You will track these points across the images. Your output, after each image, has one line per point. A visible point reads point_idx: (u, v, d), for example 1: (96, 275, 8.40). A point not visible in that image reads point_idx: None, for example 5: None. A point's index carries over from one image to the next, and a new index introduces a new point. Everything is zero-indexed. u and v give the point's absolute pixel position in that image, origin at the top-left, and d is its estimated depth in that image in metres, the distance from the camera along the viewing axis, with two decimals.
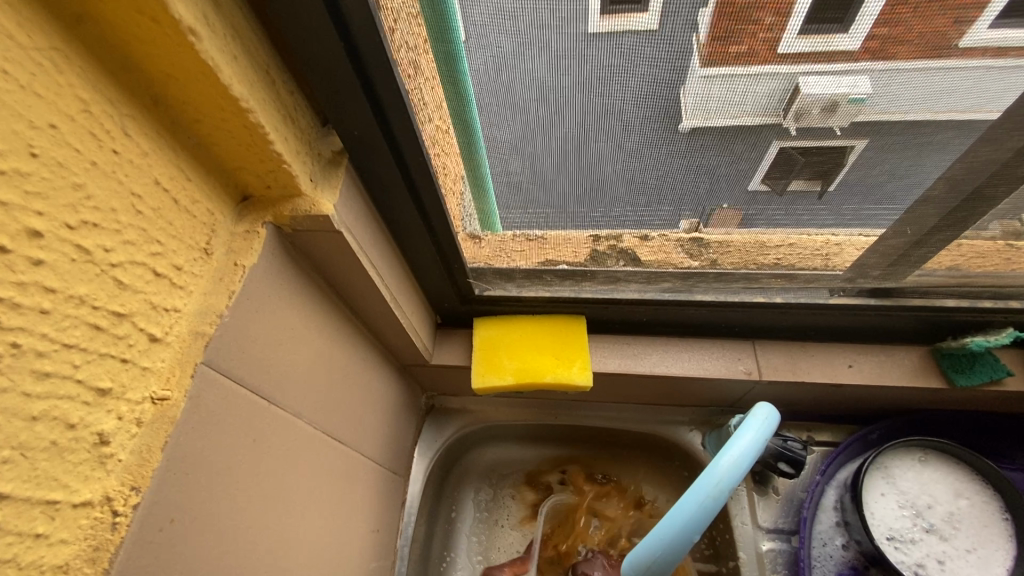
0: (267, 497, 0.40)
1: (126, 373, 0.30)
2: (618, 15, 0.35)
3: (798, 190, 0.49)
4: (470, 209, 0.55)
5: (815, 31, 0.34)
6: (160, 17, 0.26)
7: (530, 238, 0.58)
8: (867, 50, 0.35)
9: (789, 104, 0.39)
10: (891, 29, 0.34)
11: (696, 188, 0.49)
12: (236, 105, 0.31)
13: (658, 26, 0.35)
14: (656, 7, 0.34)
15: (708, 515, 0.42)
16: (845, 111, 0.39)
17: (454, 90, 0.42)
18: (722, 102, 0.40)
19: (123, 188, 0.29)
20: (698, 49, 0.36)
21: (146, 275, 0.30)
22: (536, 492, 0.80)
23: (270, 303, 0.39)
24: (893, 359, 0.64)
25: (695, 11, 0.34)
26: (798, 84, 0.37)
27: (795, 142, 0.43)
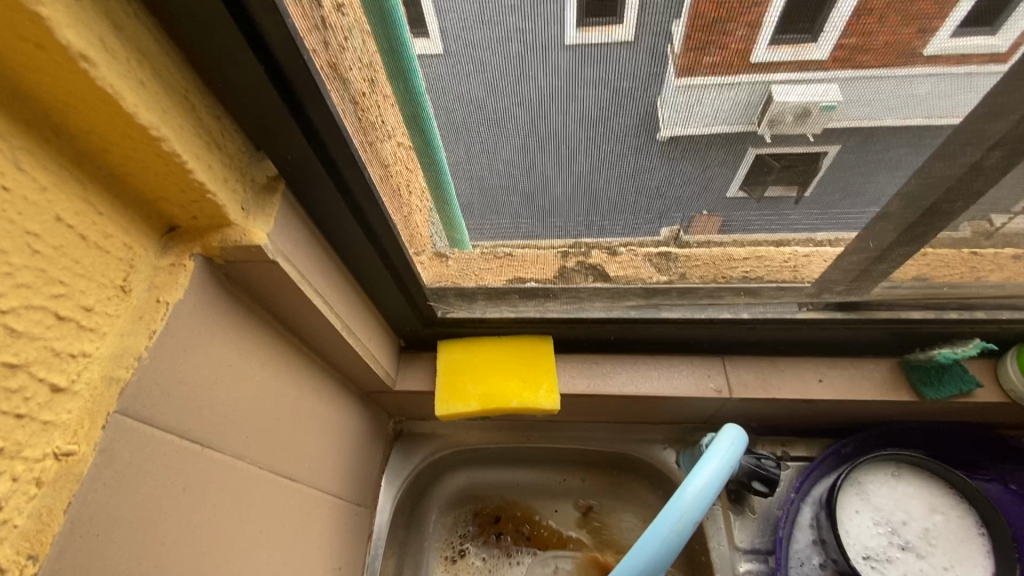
0: (202, 547, 0.37)
1: (22, 430, 0.27)
2: (596, 28, 0.34)
3: (774, 196, 0.48)
4: (438, 229, 0.55)
5: (784, 40, 0.34)
6: (47, 43, 0.24)
7: (499, 254, 0.57)
8: (835, 60, 0.34)
9: (762, 113, 0.38)
10: (858, 39, 0.33)
11: (649, 209, 0.50)
12: (146, 134, 0.29)
13: (634, 37, 0.34)
14: (631, 18, 0.33)
15: (674, 549, 0.40)
16: (817, 118, 0.38)
17: (415, 121, 0.42)
18: (692, 111, 0.38)
19: (15, 228, 0.26)
20: (674, 59, 0.35)
21: (47, 320, 0.28)
22: (517, 515, 0.77)
23: (201, 340, 0.37)
24: (863, 373, 0.63)
25: (668, 23, 0.33)
26: (774, 92, 0.37)
27: (771, 150, 0.42)
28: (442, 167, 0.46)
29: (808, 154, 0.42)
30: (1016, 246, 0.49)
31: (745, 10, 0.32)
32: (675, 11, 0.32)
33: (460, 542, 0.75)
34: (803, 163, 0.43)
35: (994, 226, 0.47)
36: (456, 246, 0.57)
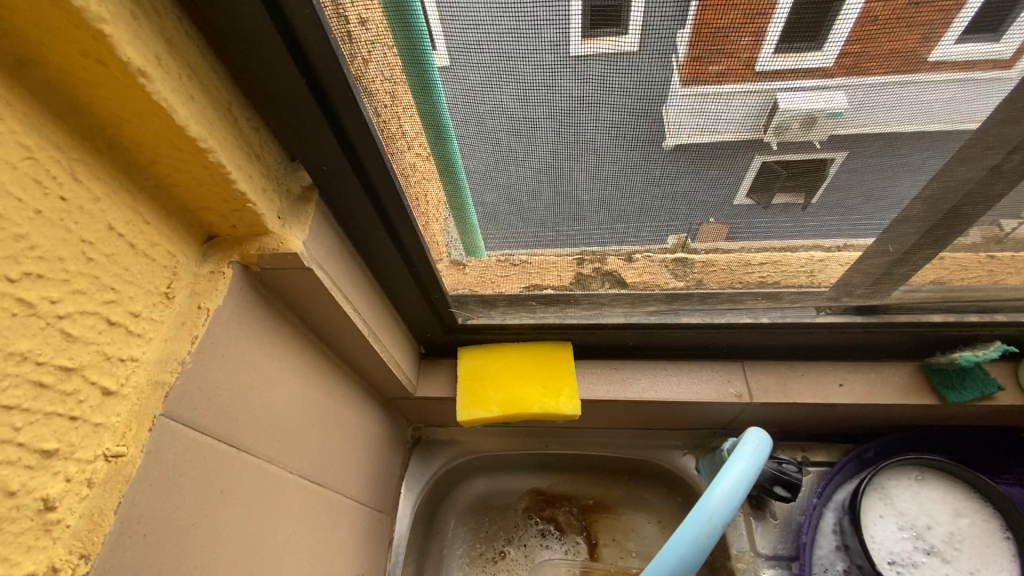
0: (238, 550, 0.38)
1: (76, 431, 0.28)
2: (601, 38, 0.34)
3: (782, 203, 0.48)
4: (455, 239, 0.54)
5: (791, 48, 0.33)
6: (107, 60, 0.25)
7: (513, 261, 0.56)
8: (841, 67, 0.34)
9: (768, 119, 0.38)
10: (864, 47, 0.33)
11: (675, 215, 0.50)
12: (194, 146, 0.30)
13: (637, 47, 0.34)
14: (634, 28, 0.33)
15: (702, 552, 0.40)
16: (823, 125, 0.38)
17: (437, 134, 0.43)
18: (698, 117, 0.39)
19: (72, 235, 0.27)
20: (677, 71, 0.35)
21: (98, 325, 0.29)
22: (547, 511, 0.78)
23: (238, 344, 0.38)
24: (884, 377, 0.63)
25: (670, 38, 0.34)
26: (777, 100, 0.36)
27: (775, 158, 0.42)
28: (461, 173, 0.47)
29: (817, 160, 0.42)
30: None
31: (750, 19, 0.32)
32: (679, 22, 0.33)
33: (494, 542, 0.76)
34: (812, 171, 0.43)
35: (1004, 231, 0.48)
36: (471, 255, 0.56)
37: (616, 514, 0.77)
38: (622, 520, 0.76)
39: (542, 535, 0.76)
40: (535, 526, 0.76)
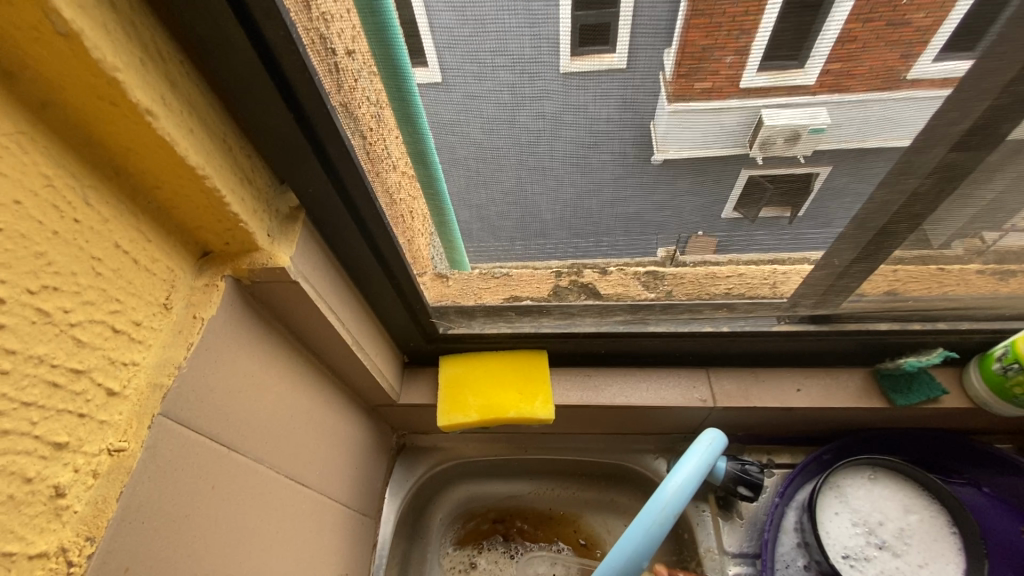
0: (229, 542, 0.41)
1: (83, 427, 0.31)
2: (589, 55, 0.36)
3: (769, 217, 0.50)
4: (438, 251, 0.59)
5: (773, 66, 0.34)
6: (120, 101, 0.29)
7: (496, 276, 0.62)
8: (822, 84, 0.36)
9: (754, 134, 0.40)
10: (844, 65, 0.34)
11: (626, 232, 0.54)
12: (193, 173, 0.33)
13: (626, 65, 0.36)
14: (623, 48, 0.35)
15: (658, 538, 0.44)
16: (807, 140, 0.40)
17: (421, 162, 0.48)
18: (689, 137, 0.40)
19: (84, 253, 0.31)
20: (666, 84, 0.37)
21: (105, 332, 0.32)
22: (526, 514, 0.81)
23: (230, 351, 0.41)
24: (838, 382, 0.67)
25: (658, 53, 0.35)
26: (762, 116, 0.38)
27: (761, 173, 0.44)
28: (444, 195, 0.51)
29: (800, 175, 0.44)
30: (979, 261, 0.54)
31: (735, 38, 0.33)
32: (666, 41, 0.35)
33: (473, 543, 0.79)
34: (797, 185, 0.45)
35: (987, 243, 0.51)
36: (455, 267, 0.61)
37: (593, 516, 0.80)
38: (598, 522, 0.80)
39: (520, 536, 0.79)
40: (514, 528, 0.80)
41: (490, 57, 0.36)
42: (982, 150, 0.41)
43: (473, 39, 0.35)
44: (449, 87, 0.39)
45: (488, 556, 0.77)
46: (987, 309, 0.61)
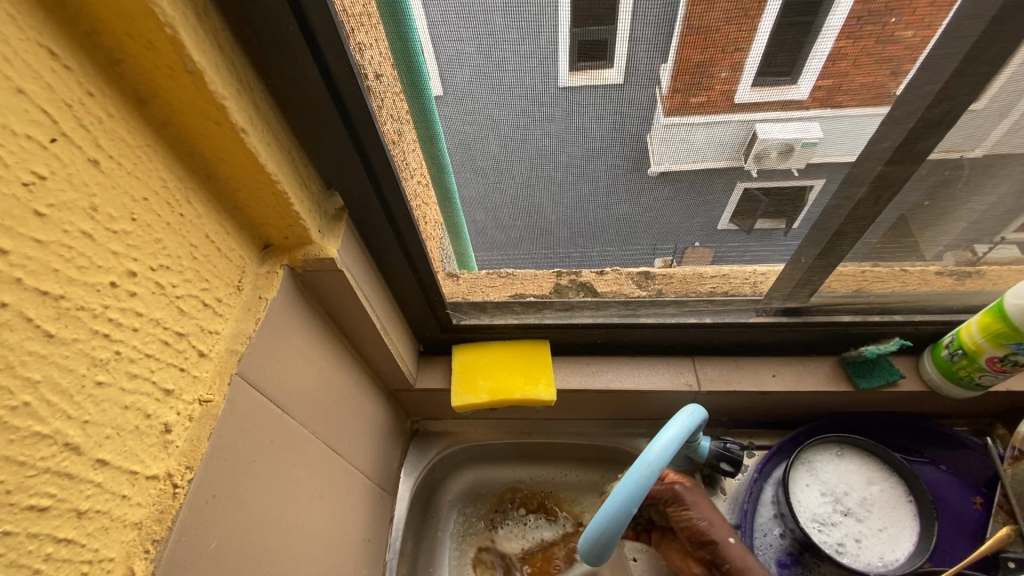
0: (282, 490, 0.49)
1: (183, 379, 0.38)
2: (590, 69, 0.43)
3: (766, 227, 0.59)
4: (449, 251, 0.66)
5: (767, 82, 0.42)
6: (223, 121, 0.37)
7: (501, 275, 0.70)
8: (815, 99, 0.43)
9: (749, 149, 0.48)
10: (834, 79, 0.42)
11: (617, 231, 0.61)
12: (269, 178, 0.42)
13: (622, 80, 0.43)
14: (620, 65, 0.42)
15: (645, 490, 0.51)
16: (801, 153, 0.48)
17: (439, 171, 0.55)
18: (681, 151, 0.49)
19: (186, 240, 0.39)
20: (662, 100, 0.44)
21: (198, 305, 0.40)
22: (527, 494, 0.88)
23: (285, 328, 0.49)
24: (810, 369, 0.75)
25: (656, 69, 0.42)
26: (756, 130, 0.46)
27: (757, 184, 0.52)
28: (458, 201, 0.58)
29: (796, 188, 0.52)
30: (936, 264, 0.64)
31: (728, 54, 0.40)
32: (662, 59, 0.41)
33: (480, 520, 0.86)
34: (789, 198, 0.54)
35: (979, 254, 0.63)
36: (463, 267, 0.69)
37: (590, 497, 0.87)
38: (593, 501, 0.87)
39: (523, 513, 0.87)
40: (518, 507, 0.87)
41: (508, 87, 0.44)
42: (905, 164, 0.49)
43: (495, 73, 0.43)
44: (472, 108, 0.47)
45: (494, 531, 0.85)
46: (936, 303, 0.70)
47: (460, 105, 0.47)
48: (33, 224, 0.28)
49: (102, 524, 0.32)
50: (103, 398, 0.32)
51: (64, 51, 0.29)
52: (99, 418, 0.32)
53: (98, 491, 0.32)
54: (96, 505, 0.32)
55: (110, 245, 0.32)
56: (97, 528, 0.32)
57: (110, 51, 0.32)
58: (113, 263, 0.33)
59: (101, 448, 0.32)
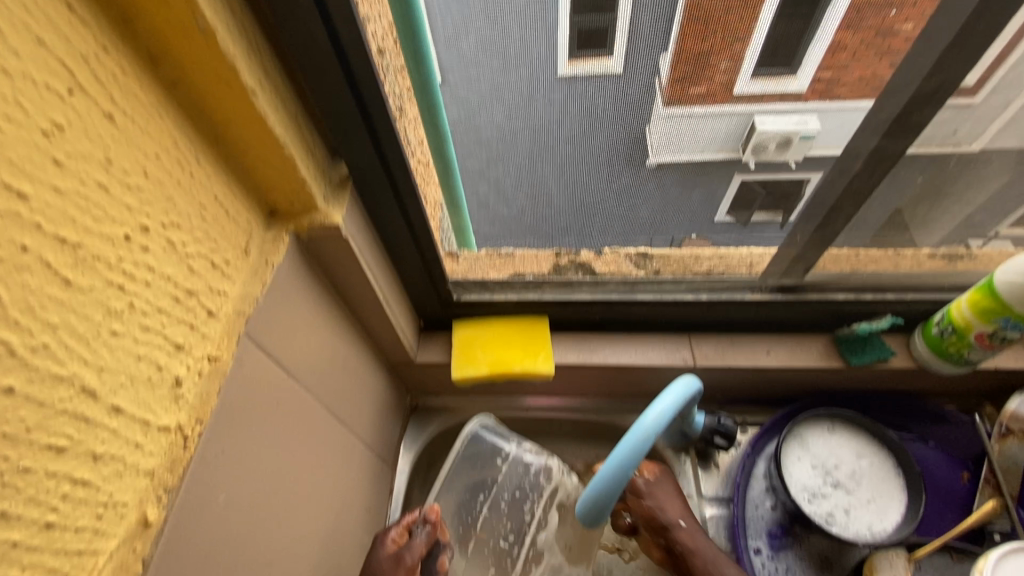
0: (286, 452, 0.50)
1: (193, 336, 0.39)
2: (591, 58, 0.50)
3: (765, 220, 0.69)
4: (447, 227, 0.70)
5: (770, 73, 0.49)
6: (233, 82, 0.37)
7: (501, 253, 0.76)
8: (813, 93, 0.51)
9: (748, 140, 0.56)
10: (832, 73, 0.49)
11: (605, 202, 0.68)
12: (276, 142, 0.42)
13: (621, 68, 0.49)
14: (619, 54, 0.49)
15: (640, 455, 0.53)
16: (800, 144, 0.55)
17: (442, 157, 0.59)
18: (677, 139, 0.57)
19: (196, 200, 0.39)
20: (660, 89, 0.51)
21: (207, 265, 0.41)
22: None
23: (291, 293, 0.50)
24: (804, 346, 0.76)
25: (655, 58, 0.49)
26: (754, 122, 0.54)
27: (755, 176, 0.62)
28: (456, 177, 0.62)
29: (795, 179, 0.61)
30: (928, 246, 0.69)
31: (728, 45, 0.47)
32: (660, 50, 0.48)
33: None
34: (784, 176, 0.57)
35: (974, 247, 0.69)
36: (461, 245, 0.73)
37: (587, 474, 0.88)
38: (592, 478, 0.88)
39: None
40: None
41: (518, 72, 0.51)
42: (901, 136, 0.49)
43: (508, 58, 0.49)
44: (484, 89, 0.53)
45: None
46: (927, 280, 0.71)
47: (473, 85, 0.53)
48: (52, 172, 0.29)
49: (117, 469, 0.33)
50: (118, 347, 0.33)
51: (81, 5, 0.30)
52: (114, 366, 0.33)
53: (113, 437, 0.33)
54: (112, 451, 0.33)
55: (123, 199, 0.33)
56: (111, 473, 0.33)
57: (124, 7, 0.32)
58: (126, 216, 0.33)
59: (115, 395, 0.33)
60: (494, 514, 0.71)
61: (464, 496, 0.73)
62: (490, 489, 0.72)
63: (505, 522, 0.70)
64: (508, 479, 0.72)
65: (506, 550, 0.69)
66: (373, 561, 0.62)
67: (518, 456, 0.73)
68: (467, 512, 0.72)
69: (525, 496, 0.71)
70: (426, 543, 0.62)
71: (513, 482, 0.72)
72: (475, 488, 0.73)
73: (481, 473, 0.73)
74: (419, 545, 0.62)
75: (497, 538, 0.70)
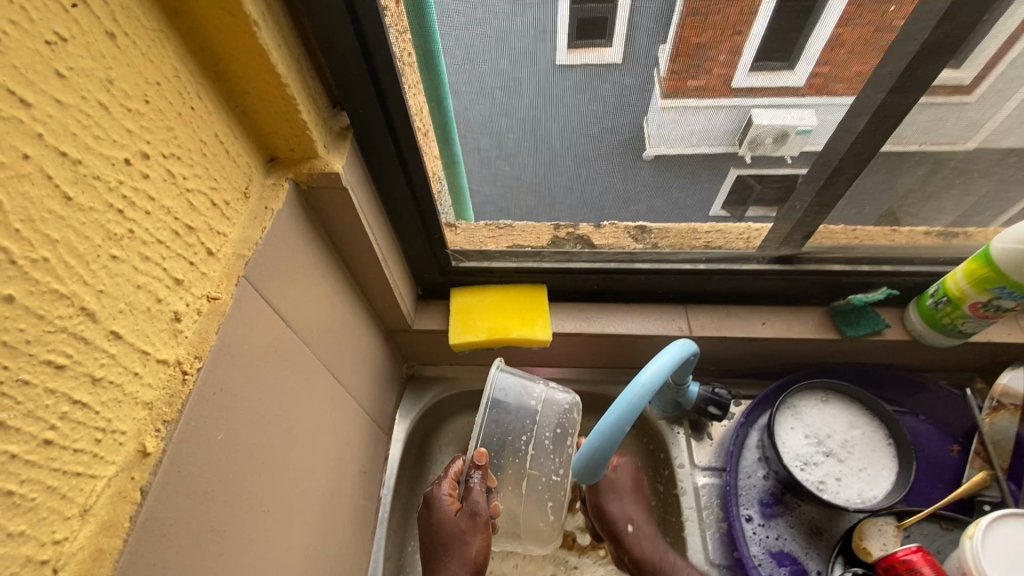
0: (284, 401, 0.49)
1: (192, 272, 0.39)
2: (586, 47, 0.48)
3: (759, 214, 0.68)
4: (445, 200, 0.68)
5: (766, 67, 0.47)
6: (236, 12, 0.37)
7: (500, 226, 0.74)
8: (812, 86, 0.50)
9: (745, 133, 0.54)
10: (832, 68, 0.48)
11: (606, 190, 0.66)
12: (278, 80, 0.42)
13: (619, 59, 0.48)
14: (617, 44, 0.47)
15: (638, 409, 0.53)
16: (795, 140, 0.55)
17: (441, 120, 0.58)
18: (672, 132, 0.55)
19: (196, 134, 0.39)
20: (659, 81, 0.50)
21: (206, 203, 0.40)
22: None
23: (290, 243, 0.49)
24: (799, 318, 0.77)
25: (654, 49, 0.47)
26: (751, 116, 0.52)
27: (750, 171, 0.60)
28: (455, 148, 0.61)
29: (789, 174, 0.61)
30: (924, 224, 0.69)
31: (728, 39, 0.46)
32: (661, 40, 0.47)
33: None
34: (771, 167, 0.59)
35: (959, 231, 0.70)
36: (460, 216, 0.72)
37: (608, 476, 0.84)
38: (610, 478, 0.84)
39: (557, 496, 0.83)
40: None
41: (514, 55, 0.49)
42: (907, 92, 0.49)
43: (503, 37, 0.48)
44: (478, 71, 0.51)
45: None
46: (921, 253, 0.72)
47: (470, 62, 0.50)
48: (54, 83, 0.28)
49: (115, 397, 0.33)
50: (118, 272, 0.32)
51: None
52: (113, 291, 0.32)
53: (112, 363, 0.32)
54: (110, 376, 0.32)
55: (123, 122, 0.32)
56: (110, 400, 0.32)
57: None
58: (127, 140, 0.33)
59: (115, 321, 0.32)
60: (541, 452, 0.71)
61: (506, 440, 0.71)
62: (532, 429, 0.71)
63: (553, 458, 0.71)
64: (546, 418, 0.72)
65: (559, 482, 0.71)
66: (445, 523, 0.65)
67: (551, 397, 0.72)
68: (513, 455, 0.71)
69: (564, 432, 0.72)
70: (485, 488, 0.67)
71: (550, 420, 0.72)
72: (515, 431, 0.71)
73: (520, 416, 0.71)
74: (480, 493, 0.67)
75: (548, 474, 0.71)
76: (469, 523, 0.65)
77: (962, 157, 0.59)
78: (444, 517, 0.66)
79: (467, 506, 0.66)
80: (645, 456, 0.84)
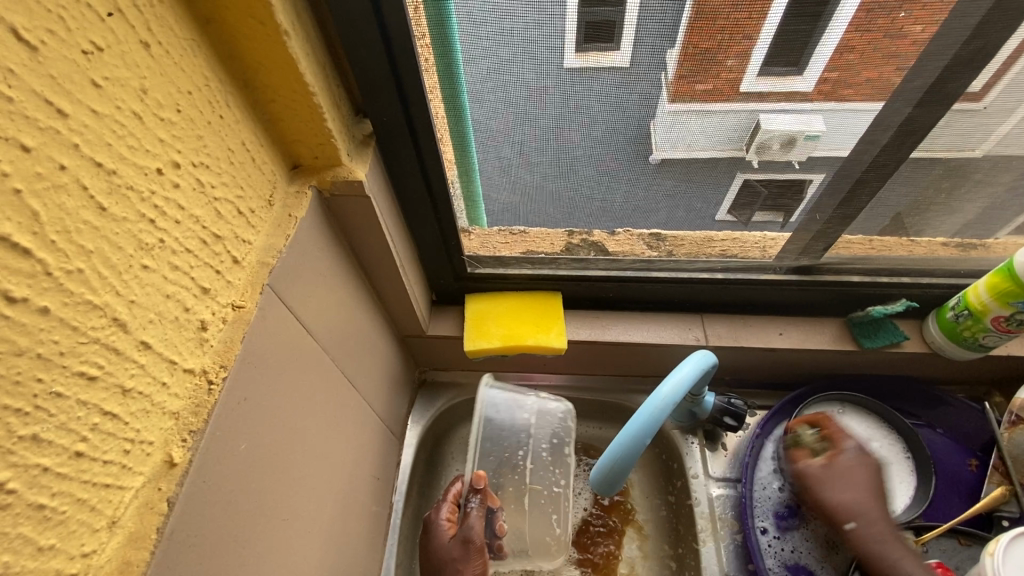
0: (303, 409, 0.49)
1: (218, 281, 0.39)
2: (594, 51, 0.47)
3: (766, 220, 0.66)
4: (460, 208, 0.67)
5: (772, 73, 0.47)
6: (267, 20, 0.37)
7: (514, 232, 0.71)
8: (820, 91, 0.48)
9: (751, 140, 0.54)
10: (838, 74, 0.47)
11: (622, 199, 0.65)
12: (305, 88, 0.42)
13: (629, 62, 0.48)
14: (626, 47, 0.46)
15: (660, 420, 0.53)
16: (804, 144, 0.54)
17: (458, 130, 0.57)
18: (676, 134, 0.55)
19: (223, 142, 0.39)
20: (667, 85, 0.49)
21: (233, 211, 0.40)
22: None
23: (313, 250, 0.49)
24: (816, 329, 0.77)
25: (662, 52, 0.47)
26: (759, 121, 0.51)
27: (757, 176, 0.58)
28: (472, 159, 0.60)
29: (798, 179, 0.59)
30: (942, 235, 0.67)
31: (736, 42, 0.45)
32: (669, 44, 0.46)
33: None
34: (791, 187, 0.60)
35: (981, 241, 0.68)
36: (474, 223, 0.70)
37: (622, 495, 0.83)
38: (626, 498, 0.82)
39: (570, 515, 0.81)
40: None
41: (535, 61, 0.48)
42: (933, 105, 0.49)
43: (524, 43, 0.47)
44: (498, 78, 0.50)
45: None
46: (942, 265, 0.71)
47: (490, 70, 0.50)
48: (90, 93, 0.28)
49: (143, 406, 0.33)
50: (149, 282, 0.32)
51: None
52: (144, 301, 0.32)
53: (141, 372, 0.32)
54: (139, 386, 0.32)
55: (156, 131, 0.32)
56: (138, 410, 0.32)
57: None
58: (159, 150, 0.33)
59: (146, 331, 0.32)
60: (540, 466, 0.72)
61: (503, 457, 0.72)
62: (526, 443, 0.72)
63: (553, 471, 0.72)
64: (541, 429, 0.73)
65: (562, 495, 0.71)
66: (440, 547, 0.66)
67: (543, 407, 0.73)
68: (512, 468, 0.72)
69: (562, 442, 0.73)
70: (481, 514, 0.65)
71: (546, 432, 0.73)
72: (512, 445, 0.72)
73: (514, 430, 0.72)
74: (476, 519, 0.65)
75: (550, 486, 0.72)
76: (462, 551, 0.64)
77: (986, 167, 0.57)
78: (440, 542, 0.66)
79: (461, 531, 0.65)
80: (657, 466, 0.83)
